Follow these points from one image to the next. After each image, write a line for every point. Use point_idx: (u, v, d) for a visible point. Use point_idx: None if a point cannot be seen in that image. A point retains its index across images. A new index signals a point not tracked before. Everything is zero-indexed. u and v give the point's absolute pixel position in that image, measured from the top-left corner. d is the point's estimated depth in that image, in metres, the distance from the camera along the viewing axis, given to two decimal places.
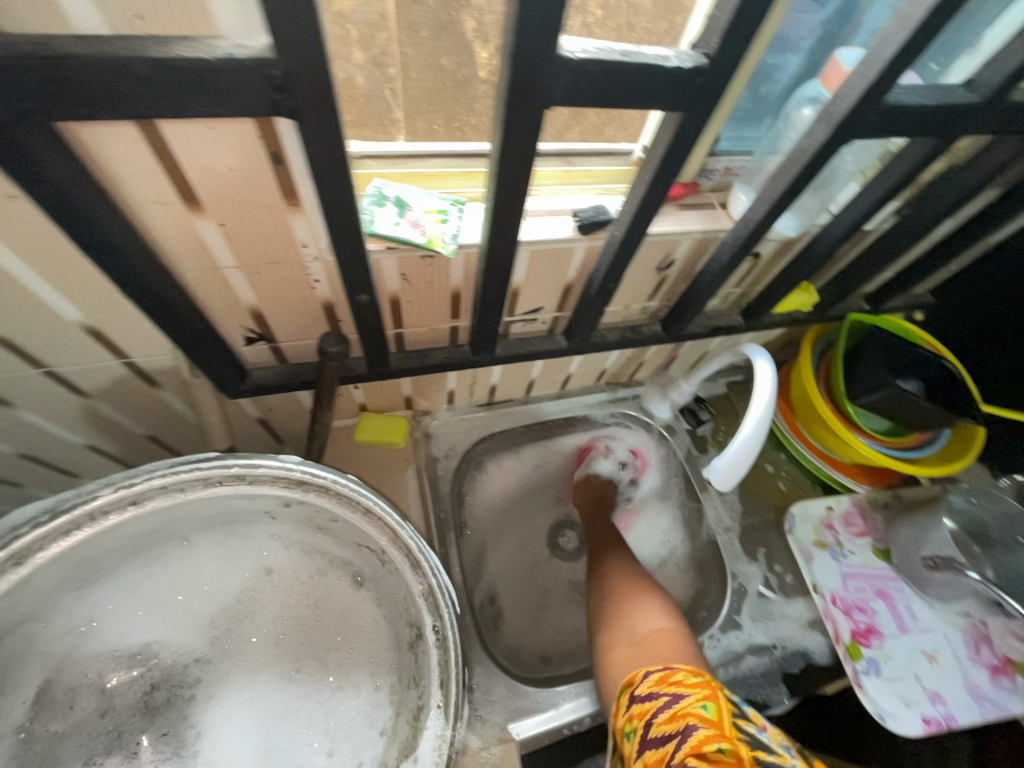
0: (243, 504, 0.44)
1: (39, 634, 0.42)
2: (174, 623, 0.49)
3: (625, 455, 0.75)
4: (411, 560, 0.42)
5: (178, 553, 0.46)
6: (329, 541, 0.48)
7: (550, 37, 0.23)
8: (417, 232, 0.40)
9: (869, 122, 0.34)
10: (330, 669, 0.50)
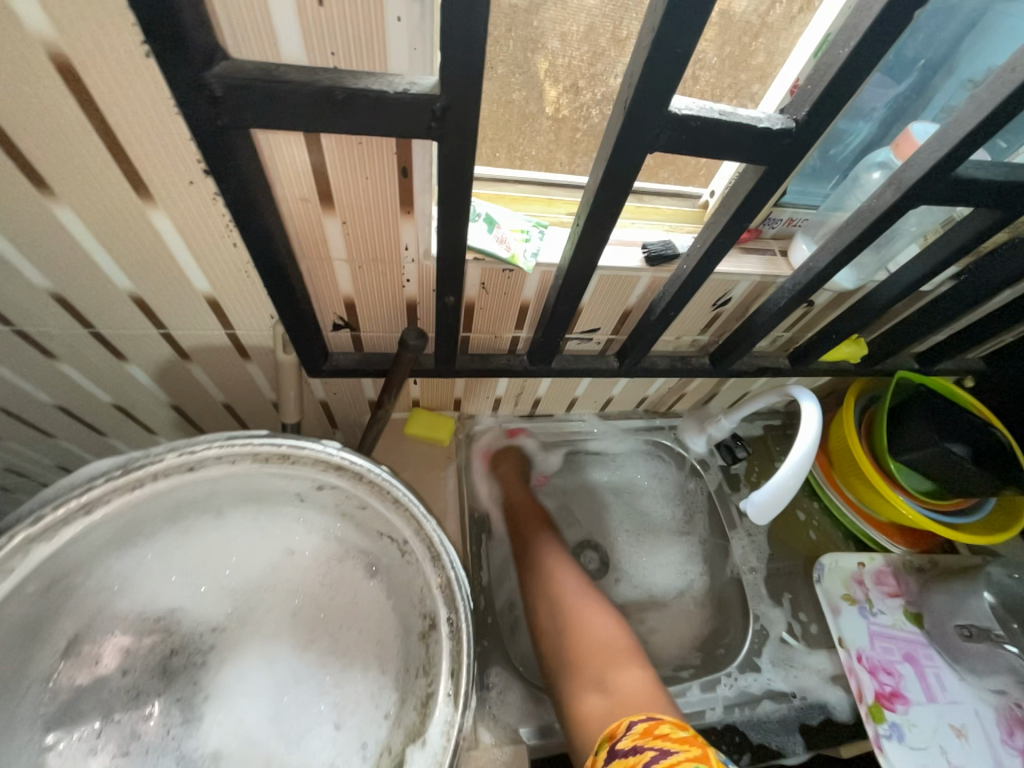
0: (276, 483, 0.40)
1: (73, 584, 0.35)
2: (192, 591, 0.40)
3: (651, 486, 0.79)
4: (425, 547, 0.39)
5: (206, 522, 0.39)
6: (349, 530, 0.42)
7: (663, 97, 0.28)
8: (503, 248, 0.44)
9: (937, 190, 0.37)
10: (342, 651, 0.41)
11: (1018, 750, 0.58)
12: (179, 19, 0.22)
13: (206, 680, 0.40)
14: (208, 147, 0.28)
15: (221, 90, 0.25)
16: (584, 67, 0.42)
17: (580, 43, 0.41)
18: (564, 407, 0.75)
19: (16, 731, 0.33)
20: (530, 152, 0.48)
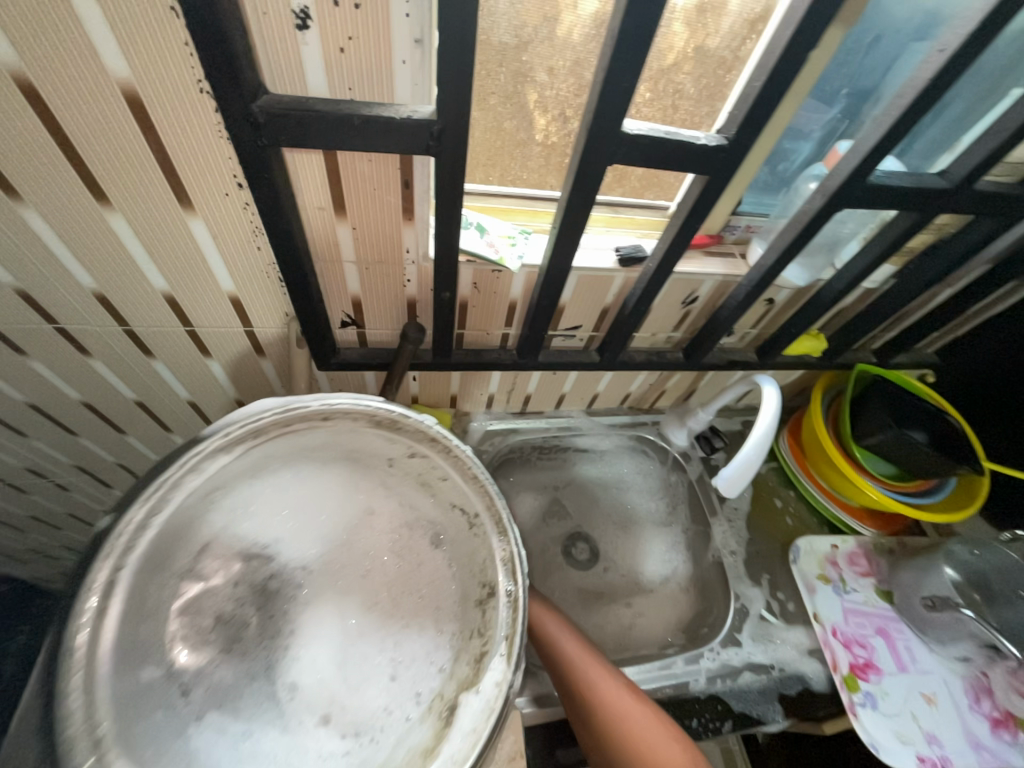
0: (375, 444, 0.44)
1: (214, 499, 0.39)
2: (297, 528, 0.44)
3: (635, 482, 0.83)
4: (494, 522, 0.42)
5: (313, 471, 0.44)
6: (424, 501, 0.46)
7: (615, 119, 0.34)
8: (492, 251, 0.51)
9: (857, 195, 0.43)
10: (408, 619, 0.44)
11: (985, 716, 0.62)
12: (235, 64, 0.29)
13: (290, 617, 0.42)
14: (248, 163, 0.34)
15: (262, 117, 0.31)
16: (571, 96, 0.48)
17: (567, 76, 0.47)
18: (553, 403, 0.81)
19: (158, 610, 0.36)
20: (522, 175, 0.54)
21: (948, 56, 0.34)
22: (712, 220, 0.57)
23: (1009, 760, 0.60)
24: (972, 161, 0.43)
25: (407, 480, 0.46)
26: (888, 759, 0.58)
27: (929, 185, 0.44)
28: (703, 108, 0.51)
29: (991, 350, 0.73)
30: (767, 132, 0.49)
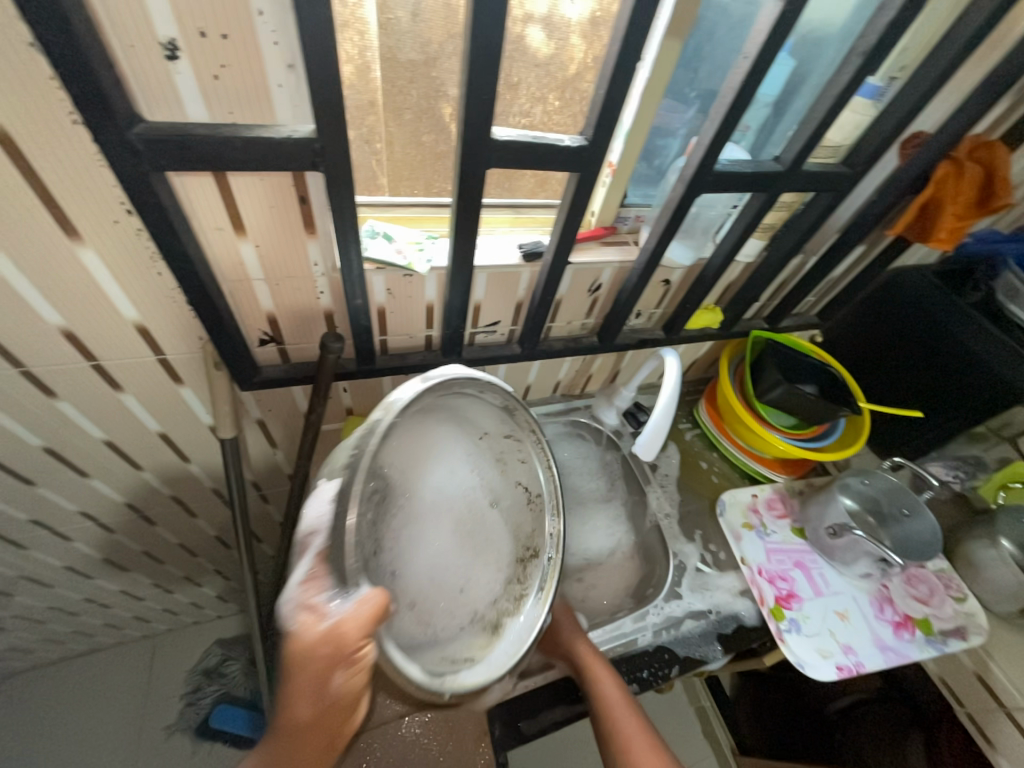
0: (483, 413, 0.52)
1: (408, 411, 0.43)
2: (411, 452, 0.45)
3: (575, 463, 0.86)
4: (551, 506, 0.55)
5: (441, 408, 0.48)
6: (497, 473, 0.54)
7: (483, 127, 0.38)
8: (400, 257, 0.53)
9: (709, 182, 0.50)
10: (477, 559, 0.49)
11: (889, 622, 0.71)
12: (104, 94, 0.30)
13: (394, 537, 0.43)
14: (133, 187, 0.35)
15: (140, 144, 0.32)
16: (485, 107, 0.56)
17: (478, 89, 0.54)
18: None
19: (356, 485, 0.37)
20: (444, 186, 0.60)
21: (751, 61, 0.41)
22: (605, 212, 0.64)
23: (910, 655, 0.69)
24: (796, 147, 0.51)
25: (490, 452, 0.53)
26: (813, 673, 0.65)
27: (767, 169, 0.52)
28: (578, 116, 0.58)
29: (862, 312, 0.88)
30: (634, 131, 0.55)
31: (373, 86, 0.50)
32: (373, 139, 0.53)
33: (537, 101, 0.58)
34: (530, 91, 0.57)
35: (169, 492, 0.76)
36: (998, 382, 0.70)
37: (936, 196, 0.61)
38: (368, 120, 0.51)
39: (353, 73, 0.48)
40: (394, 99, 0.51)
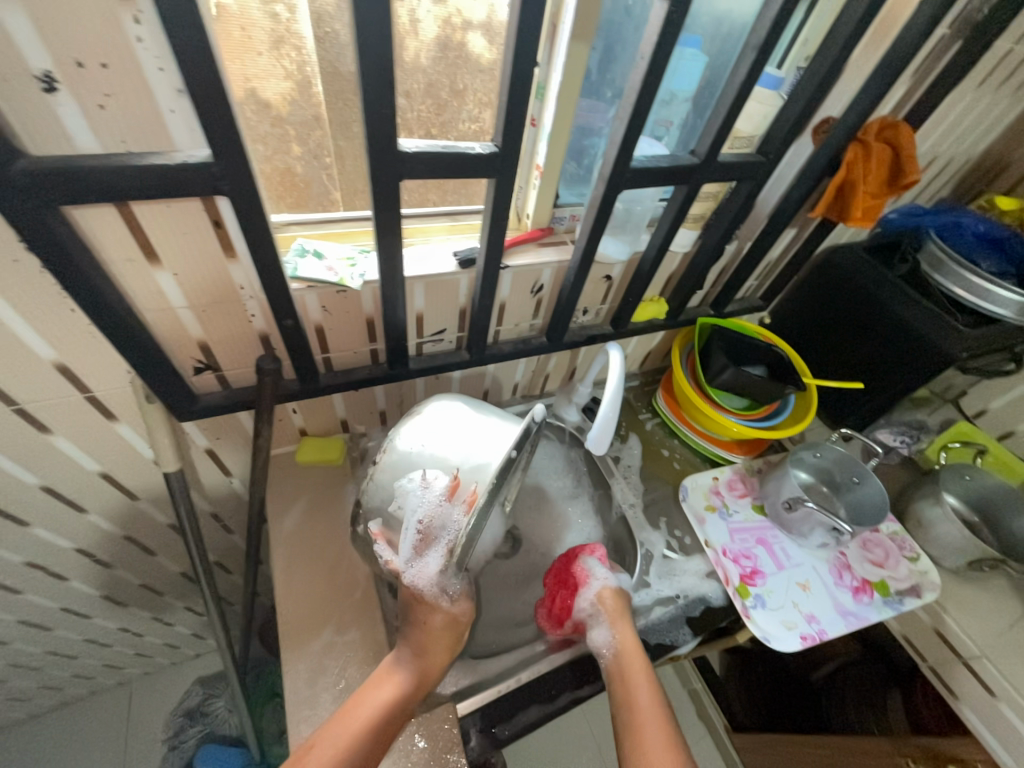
0: None
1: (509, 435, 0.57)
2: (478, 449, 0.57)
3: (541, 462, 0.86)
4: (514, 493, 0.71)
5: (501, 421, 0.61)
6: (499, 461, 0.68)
7: (387, 140, 0.38)
8: (331, 274, 0.53)
9: (628, 179, 0.51)
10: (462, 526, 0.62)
11: (848, 587, 0.74)
12: None
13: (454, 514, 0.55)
14: (24, 224, 0.34)
15: (24, 180, 0.31)
16: (434, 116, 0.58)
17: (424, 98, 0.56)
18: None
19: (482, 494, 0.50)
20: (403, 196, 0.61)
21: (648, 60, 0.42)
22: (539, 214, 0.64)
23: (870, 617, 0.71)
24: (708, 139, 0.53)
25: None
26: (779, 645, 0.67)
27: (682, 163, 0.53)
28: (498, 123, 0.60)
29: (803, 291, 0.93)
30: (556, 133, 0.56)
31: (317, 100, 0.50)
32: (322, 154, 0.54)
33: (484, 107, 0.59)
34: (476, 97, 0.58)
35: (122, 531, 0.73)
36: (927, 348, 0.74)
37: (849, 177, 0.64)
38: (315, 135, 0.52)
39: (294, 89, 0.48)
40: (338, 114, 0.51)
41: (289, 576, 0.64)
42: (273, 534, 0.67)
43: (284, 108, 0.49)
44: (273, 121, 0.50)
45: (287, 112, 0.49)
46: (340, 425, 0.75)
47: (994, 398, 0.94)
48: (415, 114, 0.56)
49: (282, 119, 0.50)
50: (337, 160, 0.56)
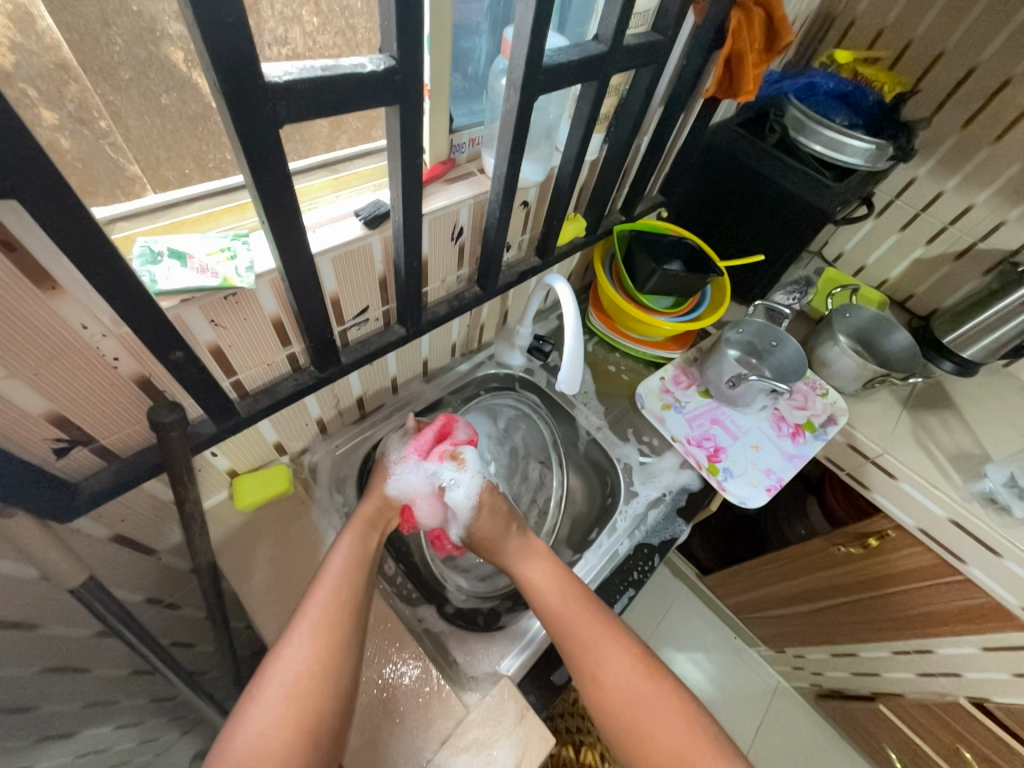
0: (514, 431, 0.85)
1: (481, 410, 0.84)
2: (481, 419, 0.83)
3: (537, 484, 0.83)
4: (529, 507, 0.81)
5: (488, 415, 0.84)
6: (511, 462, 0.83)
7: (251, 70, 0.27)
8: (208, 276, 0.40)
9: (542, 82, 0.44)
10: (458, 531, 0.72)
11: (789, 433, 0.85)
12: None
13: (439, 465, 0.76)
14: None
15: None
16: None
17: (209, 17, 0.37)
18: (389, 390, 0.75)
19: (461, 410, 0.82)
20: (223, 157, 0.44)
21: None
22: (436, 146, 0.54)
23: (808, 453, 0.83)
24: (612, 20, 0.46)
25: (499, 447, 0.83)
26: (754, 503, 0.76)
27: (589, 54, 0.47)
28: (346, 35, 0.46)
29: (685, 183, 0.96)
30: (436, 38, 0.45)
31: (52, 39, 0.32)
32: (91, 117, 0.36)
33: (292, 20, 0.42)
34: (275, 9, 0.41)
35: (39, 671, 0.57)
36: (810, 209, 0.80)
37: (736, 47, 0.62)
38: (71, 92, 0.34)
39: (3, 27, 0.30)
40: (91, 52, 0.34)
41: (287, 630, 0.56)
42: (246, 597, 0.57)
43: (5, 58, 0.31)
44: None
45: (11, 62, 0.31)
46: (274, 451, 0.63)
47: (848, 240, 1.08)
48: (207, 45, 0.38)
49: (2, 75, 0.32)
50: (116, 122, 0.37)
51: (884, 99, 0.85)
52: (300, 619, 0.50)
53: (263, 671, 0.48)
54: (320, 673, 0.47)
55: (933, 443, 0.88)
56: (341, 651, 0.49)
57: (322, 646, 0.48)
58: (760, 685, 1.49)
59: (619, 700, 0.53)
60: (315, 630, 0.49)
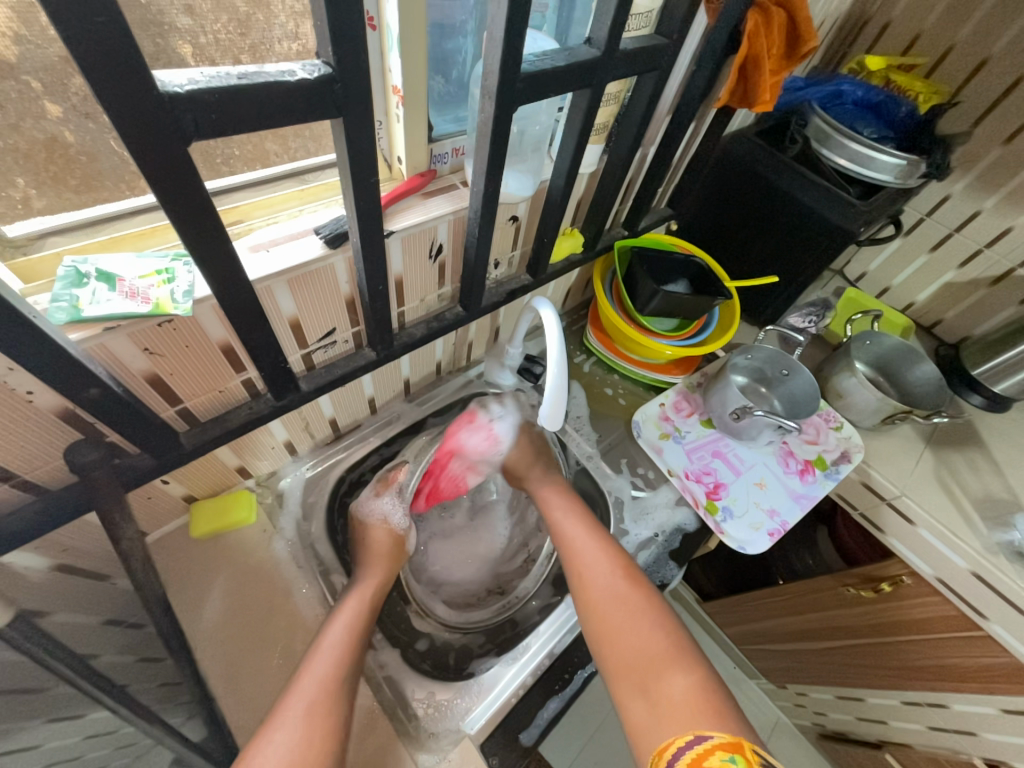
0: None
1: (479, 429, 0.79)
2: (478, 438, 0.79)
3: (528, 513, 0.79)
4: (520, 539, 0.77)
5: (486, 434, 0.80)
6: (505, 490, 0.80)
7: (140, 79, 0.23)
8: (138, 302, 0.36)
9: (521, 91, 0.39)
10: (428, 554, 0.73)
11: (796, 471, 0.79)
12: None
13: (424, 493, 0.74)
14: None
15: None
16: (238, 40, 0.36)
17: (216, 13, 0.34)
18: (367, 411, 0.71)
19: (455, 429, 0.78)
20: (233, 153, 0.41)
21: None
22: (414, 155, 0.50)
23: (817, 493, 0.77)
24: (607, 21, 0.41)
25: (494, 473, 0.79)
26: (753, 549, 0.70)
27: (579, 59, 0.42)
28: None
29: (696, 194, 0.90)
30: (410, 39, 0.41)
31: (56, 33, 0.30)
32: (96, 110, 0.34)
33: (305, 15, 0.38)
34: (286, 3, 0.37)
35: None
36: (830, 228, 0.74)
37: (752, 53, 0.56)
38: (75, 86, 0.32)
39: (6, 19, 0.28)
40: None
41: (236, 671, 0.53)
42: (193, 634, 0.54)
43: (8, 51, 0.29)
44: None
45: (14, 55, 0.29)
46: (237, 475, 0.60)
47: (872, 260, 1.01)
48: (207, 39, 0.35)
49: (5, 67, 0.29)
50: None
51: (918, 110, 0.77)
52: (292, 697, 0.47)
53: (250, 754, 0.44)
54: (314, 761, 0.44)
55: (957, 486, 0.81)
56: (334, 733, 0.46)
57: (318, 729, 0.45)
58: (758, 720, 1.42)
59: (603, 601, 0.58)
60: (310, 709, 0.46)
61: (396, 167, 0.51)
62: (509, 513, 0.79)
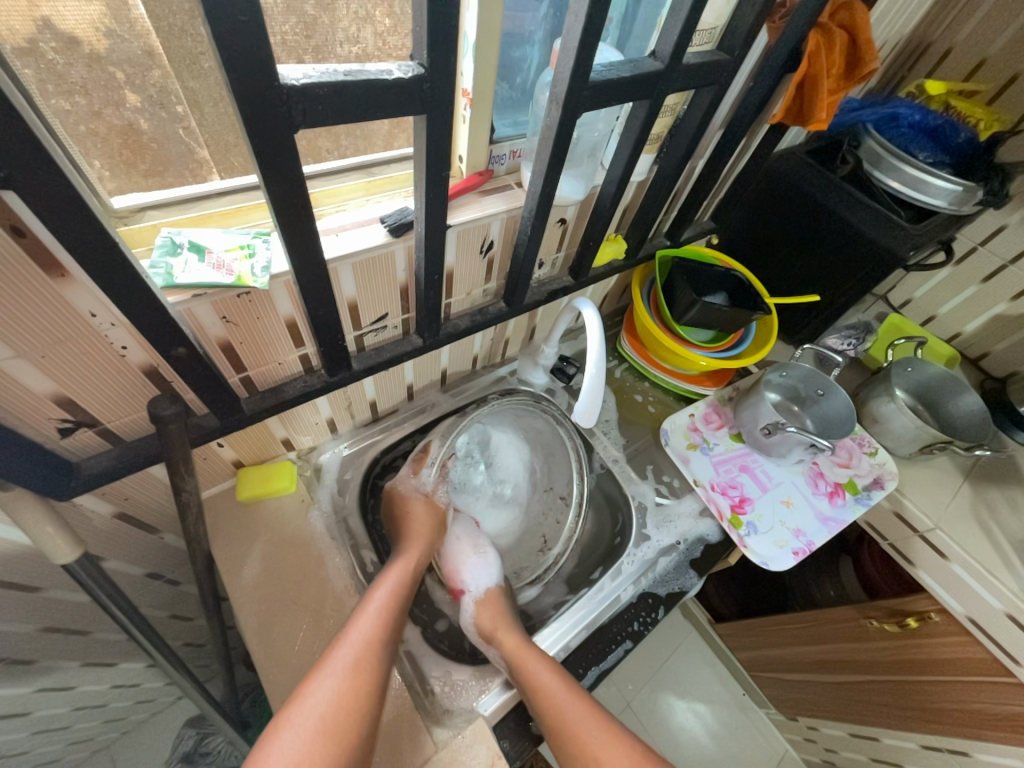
0: (552, 452, 0.81)
1: (517, 424, 0.80)
2: (519, 435, 0.81)
3: (557, 514, 0.79)
4: (547, 538, 0.78)
5: (525, 430, 0.81)
6: (536, 489, 0.80)
7: (266, 72, 0.26)
8: (223, 273, 0.39)
9: (587, 98, 0.41)
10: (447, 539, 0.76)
11: (825, 492, 0.78)
12: None
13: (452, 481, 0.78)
14: None
15: None
16: (303, 41, 0.39)
17: (286, 15, 0.37)
18: (404, 397, 0.74)
19: (498, 419, 0.79)
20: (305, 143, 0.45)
21: None
22: (473, 155, 0.52)
23: (847, 517, 0.76)
24: (673, 36, 0.43)
25: (529, 470, 0.80)
26: (776, 566, 0.69)
27: (644, 71, 0.44)
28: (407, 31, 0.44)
29: (740, 211, 0.91)
30: (482, 46, 0.43)
31: (143, 28, 0.33)
32: (170, 101, 0.37)
33: (366, 20, 0.41)
34: (350, 8, 0.39)
35: (40, 631, 0.58)
36: (875, 251, 0.73)
37: (811, 71, 0.57)
38: (153, 77, 0.35)
39: (101, 14, 0.31)
40: (177, 41, 0.35)
41: (269, 630, 0.56)
42: (233, 591, 0.57)
43: (99, 43, 0.32)
44: (89, 62, 0.33)
45: (105, 48, 0.32)
46: (281, 446, 0.64)
47: (918, 287, 0.99)
48: (276, 39, 0.37)
49: (95, 57, 0.33)
50: (193, 107, 0.38)
51: (978, 137, 0.75)
52: (339, 650, 0.50)
53: (301, 694, 0.48)
54: (356, 709, 0.48)
55: (996, 524, 0.78)
56: (375, 686, 0.50)
57: (361, 682, 0.49)
58: (766, 752, 1.37)
59: None
60: (356, 663, 0.50)
61: (458, 167, 0.54)
62: (541, 512, 0.80)
